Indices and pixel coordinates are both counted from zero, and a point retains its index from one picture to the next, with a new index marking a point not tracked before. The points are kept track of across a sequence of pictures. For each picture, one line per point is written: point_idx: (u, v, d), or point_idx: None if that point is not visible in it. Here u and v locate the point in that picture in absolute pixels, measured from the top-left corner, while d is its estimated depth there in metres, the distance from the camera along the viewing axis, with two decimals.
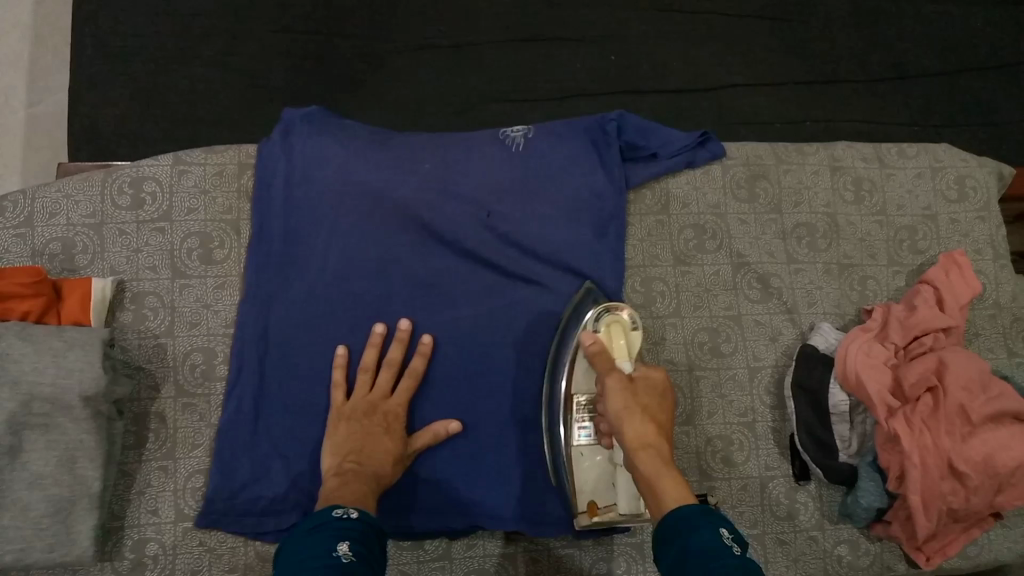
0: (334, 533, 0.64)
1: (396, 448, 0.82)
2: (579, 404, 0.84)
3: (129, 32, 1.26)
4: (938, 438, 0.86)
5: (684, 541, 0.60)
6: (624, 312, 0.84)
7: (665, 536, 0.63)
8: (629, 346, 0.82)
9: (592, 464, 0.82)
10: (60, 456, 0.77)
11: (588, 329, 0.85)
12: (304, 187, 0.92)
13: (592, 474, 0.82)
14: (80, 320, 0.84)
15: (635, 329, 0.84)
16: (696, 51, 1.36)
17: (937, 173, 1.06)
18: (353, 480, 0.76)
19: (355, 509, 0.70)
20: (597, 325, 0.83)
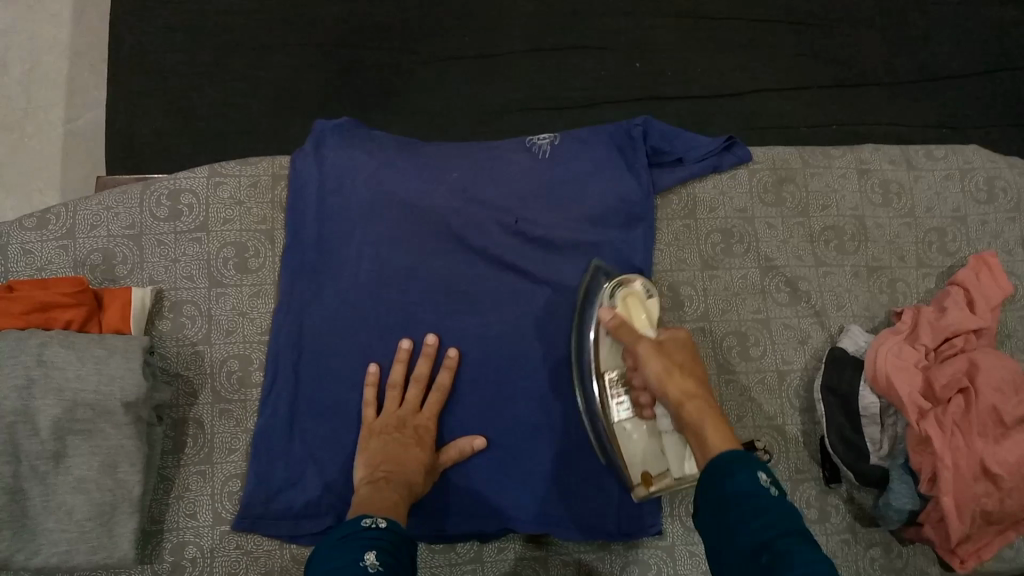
0: (360, 542, 0.65)
1: (423, 460, 0.83)
2: (612, 380, 0.85)
3: (165, 48, 1.29)
4: (970, 440, 0.86)
5: (727, 484, 0.63)
6: (636, 283, 0.88)
7: (709, 478, 0.65)
8: (649, 317, 0.85)
9: (636, 436, 0.84)
10: (102, 460, 0.79)
11: (605, 304, 0.87)
12: (337, 196, 0.94)
13: (640, 446, 0.84)
14: (121, 329, 0.86)
15: (651, 297, 0.87)
16: (723, 56, 1.36)
17: (965, 174, 1.05)
18: (383, 490, 0.77)
19: (382, 518, 0.71)
20: (614, 300, 0.86)
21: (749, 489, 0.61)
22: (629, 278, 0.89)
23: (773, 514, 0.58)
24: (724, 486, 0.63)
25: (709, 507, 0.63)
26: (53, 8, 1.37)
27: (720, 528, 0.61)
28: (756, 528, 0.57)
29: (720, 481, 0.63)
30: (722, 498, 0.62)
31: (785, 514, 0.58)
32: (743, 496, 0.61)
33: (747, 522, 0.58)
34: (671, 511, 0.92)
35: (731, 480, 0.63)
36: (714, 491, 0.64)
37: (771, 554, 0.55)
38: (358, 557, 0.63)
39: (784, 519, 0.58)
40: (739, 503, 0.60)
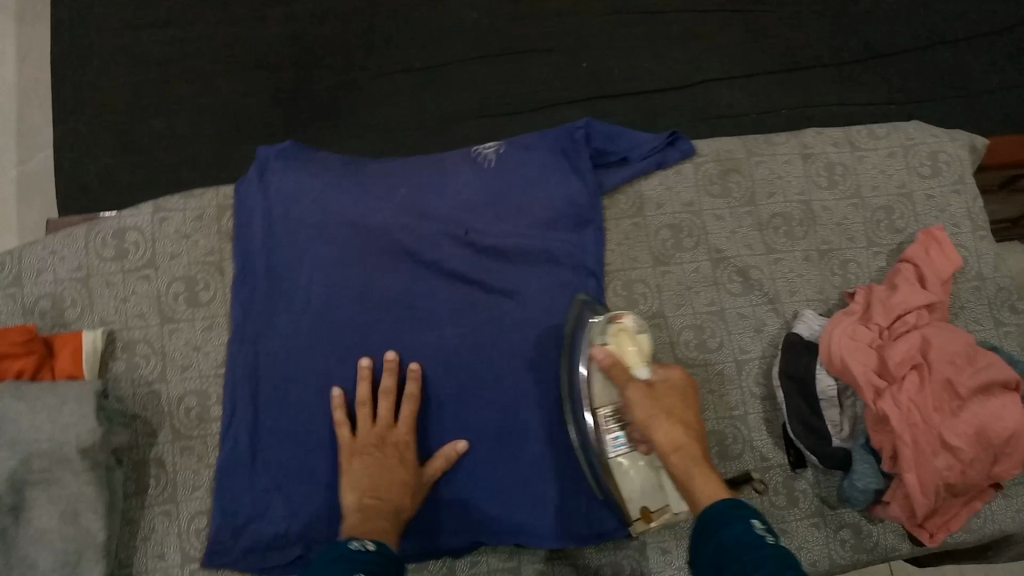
0: (350, 561, 0.63)
1: (409, 478, 0.83)
2: (606, 415, 0.83)
3: (109, 83, 1.28)
4: (927, 416, 0.86)
5: (724, 535, 0.62)
6: (627, 319, 0.84)
7: (706, 533, 0.64)
8: (640, 351, 0.82)
9: (634, 473, 0.83)
10: (62, 509, 0.79)
11: (596, 342, 0.84)
12: (283, 222, 0.94)
13: (638, 482, 0.83)
14: (74, 373, 0.86)
15: (641, 332, 0.84)
16: (668, 48, 1.36)
17: (908, 151, 1.06)
18: (376, 515, 0.77)
19: (369, 540, 0.70)
20: (605, 338, 0.83)
21: (744, 538, 0.61)
22: (619, 313, 0.85)
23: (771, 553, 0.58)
24: (720, 538, 0.62)
25: (706, 562, 0.62)
26: None
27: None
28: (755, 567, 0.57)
29: (716, 534, 0.63)
30: (719, 550, 0.62)
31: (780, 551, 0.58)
32: (739, 543, 0.60)
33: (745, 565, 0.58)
34: None
35: (726, 530, 0.62)
36: (710, 544, 0.63)
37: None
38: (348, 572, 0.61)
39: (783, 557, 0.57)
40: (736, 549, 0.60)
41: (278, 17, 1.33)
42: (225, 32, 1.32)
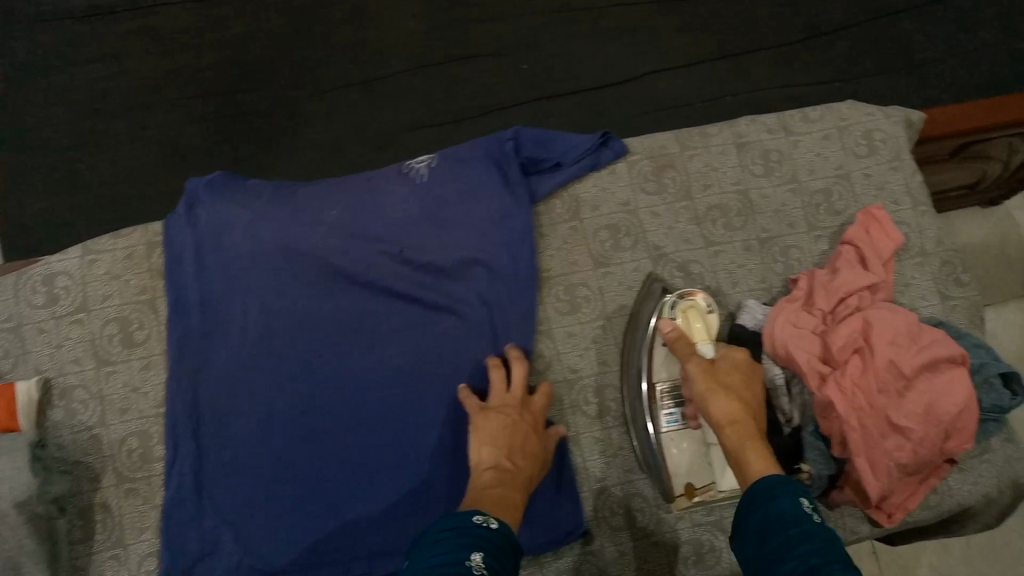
0: (466, 541, 0.63)
1: (538, 445, 0.84)
2: (663, 390, 0.89)
3: (45, 123, 1.27)
4: (872, 398, 0.86)
5: (772, 507, 0.65)
6: (698, 297, 0.90)
7: (753, 499, 0.68)
8: (707, 329, 0.89)
9: (681, 451, 0.87)
10: (5, 567, 0.79)
11: (665, 316, 0.90)
12: (214, 256, 0.93)
13: (685, 458, 0.87)
14: (11, 426, 0.85)
15: (712, 312, 0.90)
16: (606, 45, 1.35)
17: (843, 131, 1.06)
18: (505, 485, 0.77)
19: (494, 518, 0.70)
20: (675, 313, 0.89)
21: (791, 513, 0.63)
22: (691, 291, 0.92)
23: (817, 535, 0.60)
24: (768, 508, 0.65)
25: (751, 529, 0.65)
26: None
27: (761, 548, 0.62)
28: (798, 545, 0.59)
29: (765, 504, 0.66)
30: (765, 521, 0.64)
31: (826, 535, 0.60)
32: (787, 518, 0.62)
33: (790, 541, 0.60)
34: (595, 515, 0.91)
35: (775, 503, 0.65)
36: (759, 512, 0.66)
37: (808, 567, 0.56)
38: (465, 556, 0.61)
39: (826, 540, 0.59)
40: (783, 525, 0.62)
41: (210, 45, 1.32)
42: (158, 64, 1.30)
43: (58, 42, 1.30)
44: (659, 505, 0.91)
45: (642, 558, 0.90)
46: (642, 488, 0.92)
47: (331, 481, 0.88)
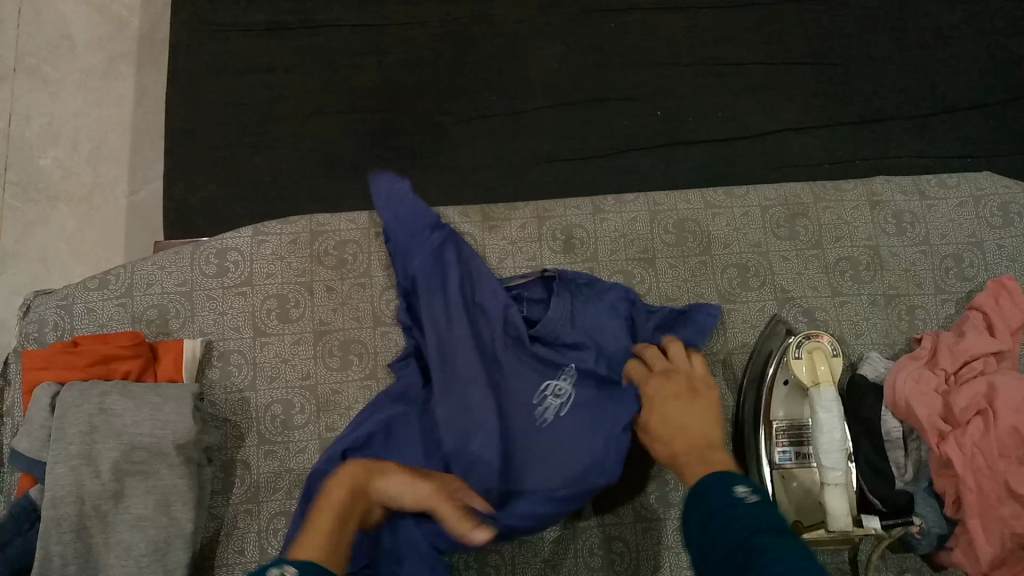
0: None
1: (412, 489, 0.82)
2: (779, 427, 0.93)
3: (213, 118, 1.31)
4: (992, 461, 0.86)
5: (708, 500, 0.66)
6: (825, 339, 0.93)
7: (690, 498, 0.69)
8: (831, 371, 0.91)
9: (789, 488, 0.91)
10: (157, 500, 0.86)
11: (790, 355, 0.92)
12: (373, 246, 1.04)
13: (796, 495, 0.91)
14: (174, 377, 0.94)
15: (837, 355, 0.92)
16: (751, 102, 1.35)
17: (979, 201, 1.07)
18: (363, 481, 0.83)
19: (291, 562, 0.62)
20: (801, 353, 0.91)
21: (725, 503, 0.65)
22: (817, 333, 0.94)
23: (758, 517, 0.62)
24: (705, 504, 0.66)
25: (693, 525, 0.66)
26: (116, 91, 1.43)
27: (704, 538, 0.63)
28: (736, 529, 0.61)
29: (700, 502, 0.67)
30: (701, 514, 0.66)
31: (760, 513, 0.62)
32: (723, 506, 0.64)
33: (730, 527, 0.61)
34: None
35: (712, 496, 0.66)
36: (696, 509, 0.67)
37: (747, 544, 0.58)
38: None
39: (761, 520, 0.61)
40: (719, 511, 0.64)
41: (369, 62, 1.34)
42: (320, 73, 1.33)
43: (221, 44, 1.34)
44: None
45: None
46: None
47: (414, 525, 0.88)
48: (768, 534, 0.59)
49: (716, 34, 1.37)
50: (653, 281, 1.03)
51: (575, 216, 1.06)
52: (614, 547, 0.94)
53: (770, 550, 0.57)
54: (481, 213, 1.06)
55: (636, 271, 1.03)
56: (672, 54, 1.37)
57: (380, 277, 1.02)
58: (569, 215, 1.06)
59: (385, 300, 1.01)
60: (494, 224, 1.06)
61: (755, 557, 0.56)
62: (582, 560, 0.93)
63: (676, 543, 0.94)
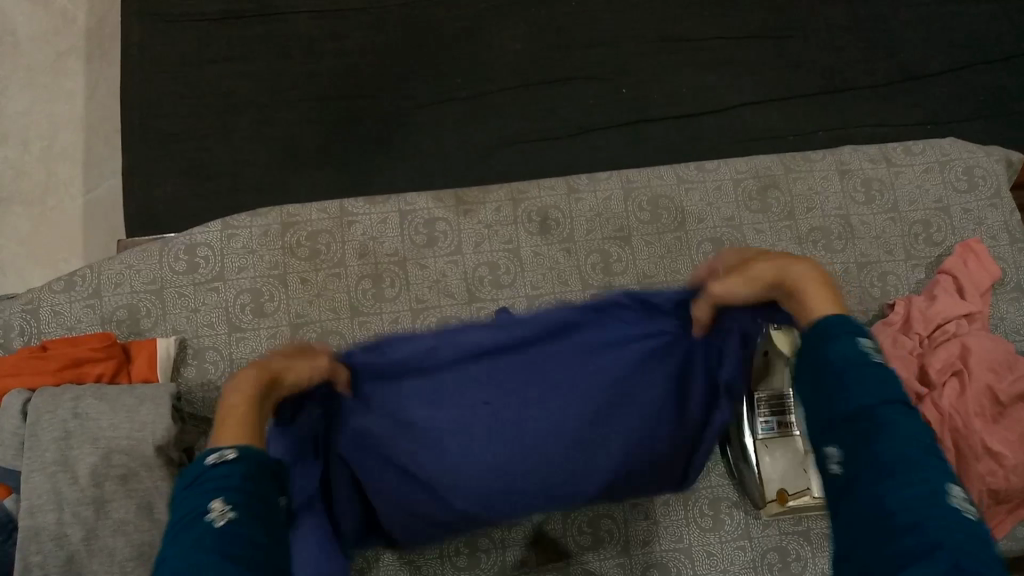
0: (215, 485, 0.52)
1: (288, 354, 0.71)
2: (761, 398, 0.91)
3: (171, 110, 1.27)
4: (968, 420, 0.87)
5: (826, 347, 0.55)
6: None
7: (808, 334, 0.58)
8: None
9: (772, 458, 0.92)
10: (139, 503, 0.84)
11: None
12: (346, 234, 1.02)
13: (778, 465, 0.92)
14: (149, 377, 0.91)
15: None
16: (716, 77, 1.35)
17: (944, 166, 1.09)
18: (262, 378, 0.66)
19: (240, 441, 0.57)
20: None
21: (851, 359, 0.53)
22: None
23: (890, 385, 0.52)
24: (823, 351, 0.55)
25: (805, 369, 0.56)
26: (65, 86, 1.39)
27: (816, 392, 0.54)
28: (859, 398, 0.51)
29: (820, 346, 0.56)
30: (821, 359, 0.55)
31: (888, 382, 0.52)
32: (846, 363, 0.53)
33: (854, 384, 0.52)
34: (686, 513, 0.95)
35: (833, 345, 0.55)
36: (814, 353, 0.56)
37: (870, 425, 0.50)
38: (201, 508, 0.50)
39: (889, 394, 0.51)
40: (840, 368, 0.53)
41: (329, 50, 1.32)
42: (281, 61, 1.30)
43: (175, 34, 1.29)
44: (746, 510, 0.96)
45: (727, 558, 0.94)
46: (728, 491, 0.97)
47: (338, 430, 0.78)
48: (899, 410, 0.51)
49: (677, 10, 1.37)
50: (629, 260, 1.03)
51: (549, 197, 1.06)
52: (602, 524, 0.94)
53: (892, 444, 0.49)
54: (454, 197, 1.05)
55: (612, 250, 1.03)
56: (636, 31, 1.36)
57: (354, 267, 1.01)
58: (543, 196, 1.06)
59: (360, 289, 1.00)
60: (469, 208, 1.05)
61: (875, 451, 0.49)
62: (572, 539, 0.94)
63: (663, 517, 0.95)
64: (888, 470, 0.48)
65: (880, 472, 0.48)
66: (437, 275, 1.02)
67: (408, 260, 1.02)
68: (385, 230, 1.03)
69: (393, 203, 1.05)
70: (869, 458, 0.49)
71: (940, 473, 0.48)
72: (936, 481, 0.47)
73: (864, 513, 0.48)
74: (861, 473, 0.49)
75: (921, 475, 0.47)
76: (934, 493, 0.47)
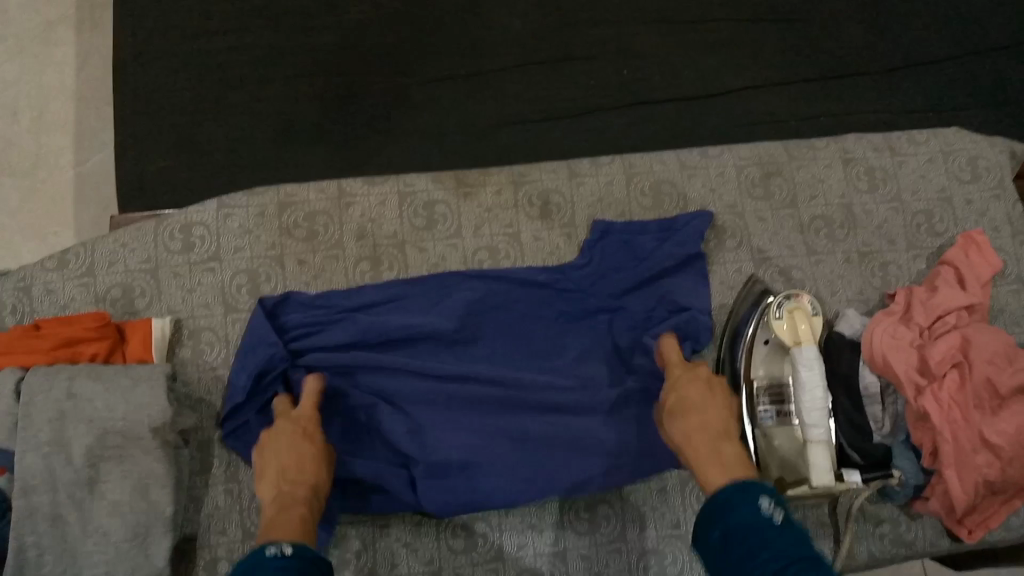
0: None
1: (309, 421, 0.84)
2: (760, 386, 0.93)
3: (164, 85, 1.25)
4: (967, 413, 0.88)
5: (731, 517, 0.65)
6: (805, 299, 0.93)
7: (713, 510, 0.68)
8: (812, 330, 0.92)
9: (773, 446, 0.92)
10: (134, 484, 0.83)
11: (771, 317, 0.93)
12: (344, 215, 1.00)
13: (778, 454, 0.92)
14: (144, 358, 0.90)
15: (818, 315, 0.92)
16: (718, 61, 1.33)
17: (948, 155, 1.08)
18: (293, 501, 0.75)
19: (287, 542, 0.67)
20: (781, 314, 0.92)
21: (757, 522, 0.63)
22: (797, 292, 0.94)
23: (780, 543, 0.59)
24: (727, 520, 0.65)
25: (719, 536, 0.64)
26: (55, 56, 1.35)
27: (729, 563, 0.62)
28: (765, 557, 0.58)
29: (721, 516, 0.66)
30: (726, 532, 0.64)
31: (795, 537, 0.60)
32: (747, 528, 0.62)
33: (757, 548, 0.60)
34: (683, 499, 0.96)
35: (733, 512, 0.65)
36: (717, 526, 0.65)
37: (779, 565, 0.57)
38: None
39: (789, 545, 0.59)
40: (744, 536, 0.62)
41: (327, 25, 1.28)
42: (278, 35, 1.27)
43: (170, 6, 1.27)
44: None
45: None
46: None
47: (361, 375, 0.93)
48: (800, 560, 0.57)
49: None
50: None
51: (551, 181, 1.04)
52: (600, 511, 0.94)
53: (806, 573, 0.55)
54: (455, 179, 1.04)
55: None
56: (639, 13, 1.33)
57: (352, 248, 1.00)
58: (544, 179, 1.04)
59: (358, 271, 0.99)
60: (469, 190, 1.03)
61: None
62: (569, 525, 0.93)
63: (662, 504, 0.95)
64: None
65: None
66: (436, 258, 1.01)
67: (407, 243, 1.01)
68: (384, 212, 1.01)
69: (392, 184, 1.03)
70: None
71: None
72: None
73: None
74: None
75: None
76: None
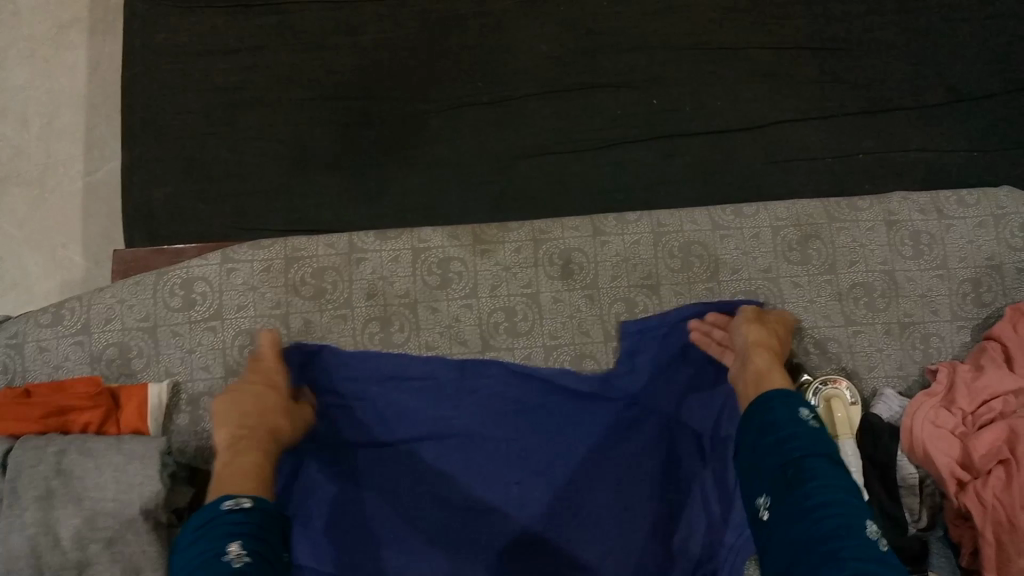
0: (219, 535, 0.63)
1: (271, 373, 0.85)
2: None
3: (176, 105, 1.11)
4: (1013, 514, 0.81)
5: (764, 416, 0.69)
6: (843, 387, 0.92)
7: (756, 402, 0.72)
8: (848, 421, 0.90)
9: None
10: (125, 569, 0.78)
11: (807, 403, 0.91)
12: (354, 273, 0.95)
13: None
14: (139, 428, 0.86)
15: (855, 404, 0.91)
16: (785, 86, 1.14)
17: (999, 221, 1.01)
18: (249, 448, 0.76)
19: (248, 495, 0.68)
20: (816, 401, 0.91)
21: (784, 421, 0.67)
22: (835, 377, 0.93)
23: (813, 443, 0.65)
24: (763, 415, 0.69)
25: (749, 431, 0.70)
26: (65, 61, 1.24)
27: (757, 450, 0.68)
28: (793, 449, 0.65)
29: (760, 414, 0.70)
30: (760, 426, 0.69)
31: (820, 440, 0.65)
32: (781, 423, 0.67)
33: (785, 443, 0.65)
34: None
35: (771, 411, 0.69)
36: (755, 421, 0.70)
37: (798, 469, 0.63)
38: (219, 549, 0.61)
39: (812, 443, 0.65)
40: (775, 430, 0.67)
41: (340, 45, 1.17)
42: (283, 44, 1.13)
43: (172, 19, 1.13)
44: None
45: None
46: None
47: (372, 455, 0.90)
48: (821, 460, 0.63)
49: None
50: (656, 309, 0.97)
51: (574, 239, 0.98)
52: None
53: (820, 484, 0.61)
54: (472, 235, 0.98)
55: (638, 298, 0.97)
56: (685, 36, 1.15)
57: (362, 308, 0.94)
58: (566, 238, 0.98)
59: (367, 332, 0.94)
60: (486, 248, 0.97)
61: (804, 491, 0.61)
62: None
63: None
64: (811, 505, 0.60)
65: (803, 506, 0.60)
66: (450, 320, 0.95)
67: (419, 303, 0.95)
68: (396, 269, 0.96)
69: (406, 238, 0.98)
70: (799, 494, 0.61)
71: (858, 510, 0.60)
72: (854, 521, 0.59)
73: (798, 547, 0.59)
74: (790, 515, 0.61)
75: (838, 513, 0.59)
76: (851, 531, 0.58)
